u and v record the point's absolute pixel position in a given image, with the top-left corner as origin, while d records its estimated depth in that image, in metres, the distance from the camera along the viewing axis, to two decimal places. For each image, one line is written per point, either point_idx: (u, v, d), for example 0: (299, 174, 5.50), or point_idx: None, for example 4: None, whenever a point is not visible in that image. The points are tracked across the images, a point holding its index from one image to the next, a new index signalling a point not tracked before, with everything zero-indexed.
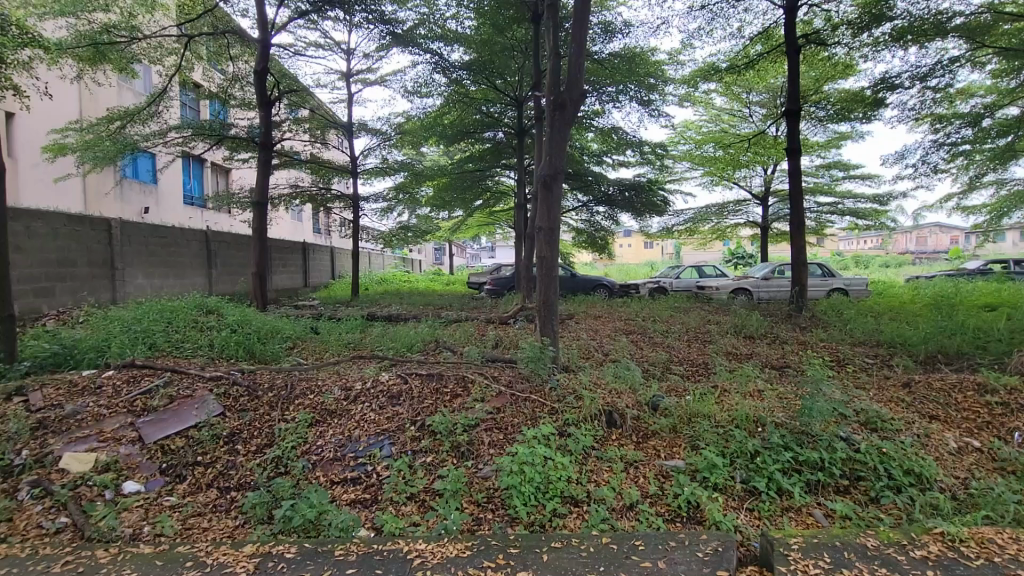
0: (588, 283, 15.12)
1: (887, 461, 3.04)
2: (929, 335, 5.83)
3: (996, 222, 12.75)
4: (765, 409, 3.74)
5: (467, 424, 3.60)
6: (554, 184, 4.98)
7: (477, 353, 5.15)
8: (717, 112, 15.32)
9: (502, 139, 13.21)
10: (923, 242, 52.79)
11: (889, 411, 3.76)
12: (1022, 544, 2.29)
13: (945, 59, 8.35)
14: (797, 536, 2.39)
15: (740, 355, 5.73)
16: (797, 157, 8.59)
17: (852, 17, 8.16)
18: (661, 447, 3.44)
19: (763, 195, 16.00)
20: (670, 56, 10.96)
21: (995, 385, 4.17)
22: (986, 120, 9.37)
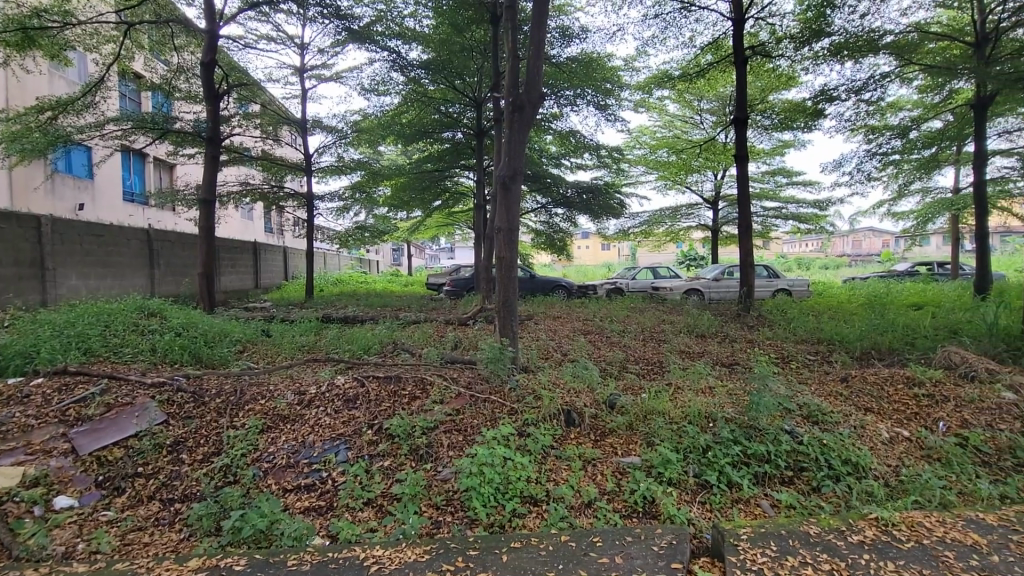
0: (547, 284, 15.26)
1: (827, 452, 3.21)
2: (864, 333, 6.21)
3: (922, 227, 13.72)
4: (716, 405, 3.88)
5: (426, 426, 3.57)
6: (512, 184, 4.99)
7: (436, 355, 5.10)
8: (670, 118, 15.80)
9: (461, 139, 13.16)
10: (859, 245, 56.20)
11: (830, 404, 3.97)
12: (947, 526, 2.48)
13: (877, 74, 8.91)
14: (745, 527, 2.50)
15: (693, 353, 5.92)
16: (745, 163, 8.96)
17: (794, 32, 8.59)
18: (618, 444, 3.51)
19: (714, 199, 16.60)
20: (626, 62, 11.21)
21: (922, 378, 4.49)
22: (913, 132, 10.08)
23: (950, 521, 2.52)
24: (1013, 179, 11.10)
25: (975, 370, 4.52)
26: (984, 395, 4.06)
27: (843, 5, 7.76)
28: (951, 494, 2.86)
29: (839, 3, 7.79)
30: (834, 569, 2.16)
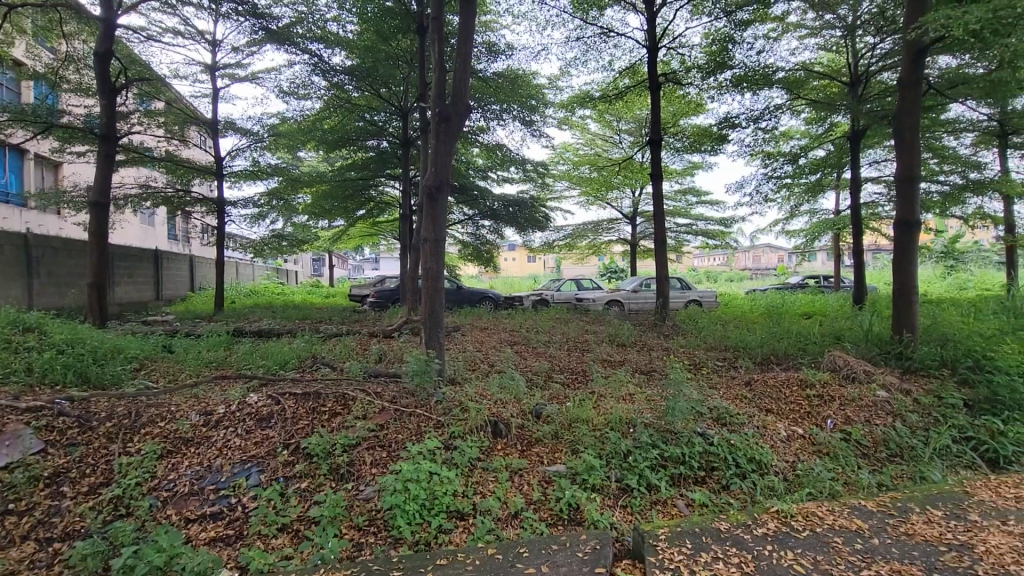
0: (474, 295, 15.26)
1: (735, 451, 3.46)
2: (764, 340, 6.77)
3: (810, 244, 15.24)
4: (635, 411, 4.05)
5: (347, 443, 3.42)
6: (439, 195, 4.97)
7: (359, 369, 4.93)
8: (591, 137, 16.49)
9: (386, 148, 12.90)
10: (758, 260, 61.42)
11: (736, 407, 4.28)
12: (836, 514, 2.74)
13: (772, 105, 9.85)
14: (664, 527, 2.62)
15: (614, 362, 6.16)
16: (660, 182, 9.52)
17: (701, 62, 9.31)
18: (544, 453, 3.56)
19: (632, 215, 17.47)
20: (550, 81, 11.58)
21: (813, 380, 4.96)
22: (802, 159, 11.23)
23: (838, 509, 2.80)
24: (880, 203, 12.67)
25: (855, 372, 5.06)
26: (862, 394, 4.57)
27: (742, 42, 8.54)
28: (838, 485, 3.18)
29: (740, 39, 8.55)
30: (742, 562, 2.31)
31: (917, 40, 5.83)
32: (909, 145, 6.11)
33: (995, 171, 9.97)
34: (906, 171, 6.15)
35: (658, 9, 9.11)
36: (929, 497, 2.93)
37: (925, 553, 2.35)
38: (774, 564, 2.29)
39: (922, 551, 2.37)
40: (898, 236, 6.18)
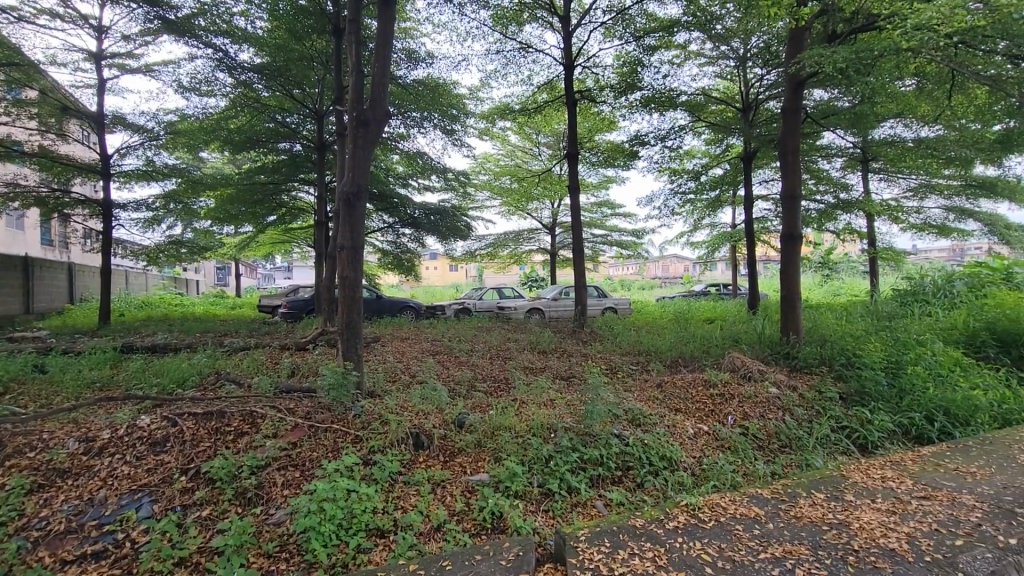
0: (394, 305, 14.90)
1: (648, 450, 3.65)
2: (673, 344, 7.22)
3: (711, 255, 16.51)
4: (556, 417, 4.14)
5: (256, 465, 3.19)
6: (357, 202, 4.81)
7: (269, 384, 4.62)
8: (511, 148, 16.80)
9: (299, 152, 12.30)
10: (668, 270, 65.46)
11: (648, 408, 4.51)
12: (736, 503, 2.97)
13: (677, 126, 10.59)
14: (584, 528, 2.70)
15: (535, 369, 6.27)
16: (577, 194, 9.86)
17: (613, 82, 9.83)
18: (467, 463, 3.55)
19: (551, 225, 17.96)
20: (470, 91, 11.66)
21: (716, 380, 5.35)
22: (703, 177, 12.18)
23: (739, 499, 3.03)
24: (769, 218, 14.02)
25: (751, 371, 5.53)
26: (757, 391, 4.99)
27: (650, 65, 9.12)
28: (738, 477, 3.44)
29: (647, 63, 9.12)
30: (656, 555, 2.43)
31: (796, 74, 6.53)
32: (792, 167, 6.82)
33: (860, 192, 11.38)
34: (790, 190, 6.85)
35: (573, 29, 9.50)
36: (813, 482, 3.27)
37: (811, 533, 2.61)
38: (684, 555, 2.43)
39: (809, 531, 2.62)
40: (784, 247, 6.85)
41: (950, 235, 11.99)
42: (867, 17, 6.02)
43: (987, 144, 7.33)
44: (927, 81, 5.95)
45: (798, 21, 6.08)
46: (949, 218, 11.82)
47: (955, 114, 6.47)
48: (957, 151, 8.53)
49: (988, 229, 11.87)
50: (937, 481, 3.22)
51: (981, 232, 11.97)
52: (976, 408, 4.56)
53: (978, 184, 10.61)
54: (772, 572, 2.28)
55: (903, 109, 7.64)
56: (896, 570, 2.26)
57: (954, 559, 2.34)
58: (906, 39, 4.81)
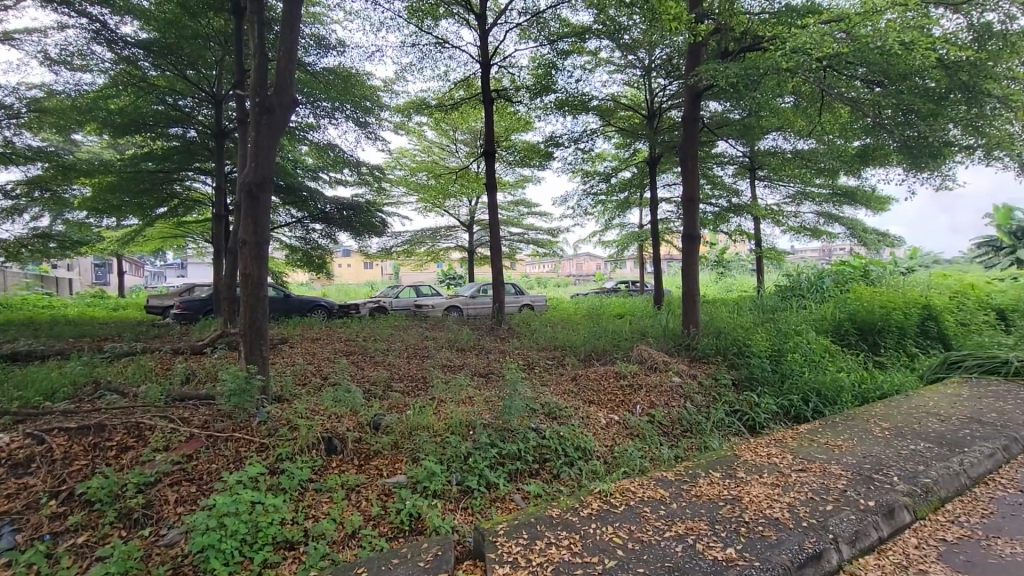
0: (304, 304, 14.13)
1: (564, 442, 3.78)
2: (587, 339, 7.52)
3: (621, 253, 17.38)
4: (474, 413, 4.16)
5: (144, 482, 2.90)
6: (260, 193, 4.51)
7: (158, 393, 4.20)
8: (427, 144, 16.57)
9: (194, 138, 11.28)
10: (581, 267, 67.99)
11: (563, 401, 4.67)
12: (645, 487, 3.17)
13: (588, 129, 11.00)
14: (502, 523, 2.75)
15: (453, 367, 6.25)
16: (494, 192, 9.93)
17: (528, 83, 10.00)
18: (382, 465, 3.46)
19: (469, 223, 17.93)
20: (384, 83, 11.32)
21: (626, 372, 5.65)
22: (614, 179, 12.78)
23: (646, 482, 3.24)
24: (672, 220, 15.01)
25: (657, 362, 5.90)
26: (662, 381, 5.35)
27: (563, 69, 9.38)
28: (645, 462, 3.67)
29: (561, 66, 9.36)
30: (571, 543, 2.53)
31: (695, 85, 7.05)
32: (692, 172, 7.35)
33: (749, 197, 12.52)
34: (690, 193, 7.39)
35: (489, 28, 9.54)
36: (711, 463, 3.56)
37: (709, 509, 2.84)
38: (597, 540, 2.55)
39: (707, 507, 2.86)
40: (685, 246, 7.37)
41: (822, 237, 13.53)
42: (754, 37, 6.63)
43: (849, 158, 8.38)
44: (802, 99, 6.67)
45: (696, 37, 6.55)
46: (820, 222, 13.34)
47: (824, 130, 7.32)
48: (826, 163, 9.65)
49: (850, 232, 13.55)
50: (812, 454, 3.64)
51: (845, 234, 13.64)
52: (842, 388, 5.21)
53: (842, 192, 12.07)
54: (675, 548, 2.46)
55: (783, 123, 8.51)
56: (780, 536, 2.52)
57: (825, 522, 2.66)
58: (785, 60, 5.36)
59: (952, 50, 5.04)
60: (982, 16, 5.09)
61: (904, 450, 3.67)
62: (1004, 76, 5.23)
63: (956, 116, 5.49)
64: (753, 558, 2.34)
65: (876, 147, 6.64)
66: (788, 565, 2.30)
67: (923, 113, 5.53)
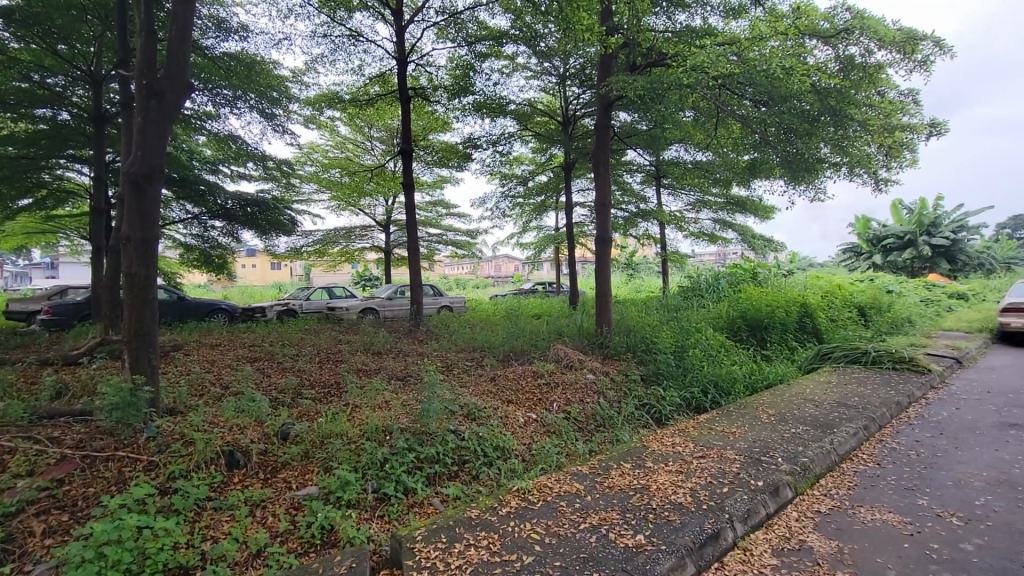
0: (201, 308, 13.00)
1: (483, 443, 3.79)
2: (506, 339, 7.60)
3: (538, 255, 17.75)
4: (391, 418, 4.06)
5: (2, 514, 2.52)
6: (148, 185, 4.08)
7: (20, 410, 3.67)
8: (341, 140, 15.93)
9: (66, 121, 9.99)
10: (499, 269, 68.59)
11: (483, 402, 4.68)
12: (561, 482, 3.26)
13: (506, 132, 11.14)
14: (421, 528, 2.71)
15: (369, 371, 6.05)
16: (411, 192, 9.72)
17: (446, 83, 9.93)
18: (292, 478, 3.28)
19: (385, 222, 17.44)
20: (293, 73, 10.71)
21: (543, 371, 5.79)
22: (530, 182, 13.04)
23: (562, 477, 3.34)
24: (586, 223, 15.59)
25: (573, 360, 6.10)
26: (577, 378, 5.54)
27: (481, 71, 9.42)
28: (562, 458, 3.78)
29: (479, 68, 9.40)
30: (490, 542, 2.55)
31: (606, 95, 7.38)
32: (604, 178, 7.68)
33: (655, 203, 13.32)
34: (602, 198, 7.72)
35: (406, 24, 9.36)
36: (622, 455, 3.74)
37: (621, 499, 2.99)
38: (515, 538, 2.59)
39: (619, 498, 3.01)
40: (598, 249, 7.69)
41: (718, 242, 14.71)
42: (659, 53, 7.08)
43: (740, 170, 9.19)
44: (701, 114, 7.21)
45: (607, 48, 6.87)
46: (717, 228, 14.49)
47: (720, 144, 7.97)
48: (721, 174, 10.51)
49: (742, 238, 14.85)
50: (711, 442, 3.95)
51: (737, 240, 14.94)
52: (735, 379, 5.72)
53: (735, 202, 13.18)
54: (590, 539, 2.56)
55: (685, 136, 9.16)
56: (683, 519, 2.71)
57: (722, 503, 2.90)
58: (686, 76, 5.77)
59: (823, 77, 5.67)
60: (846, 49, 5.76)
61: (786, 433, 4.10)
62: (864, 103, 5.96)
63: (827, 136, 6.19)
64: (659, 542, 2.49)
65: (763, 161, 7.35)
66: (690, 546, 2.48)
67: (800, 132, 6.19)
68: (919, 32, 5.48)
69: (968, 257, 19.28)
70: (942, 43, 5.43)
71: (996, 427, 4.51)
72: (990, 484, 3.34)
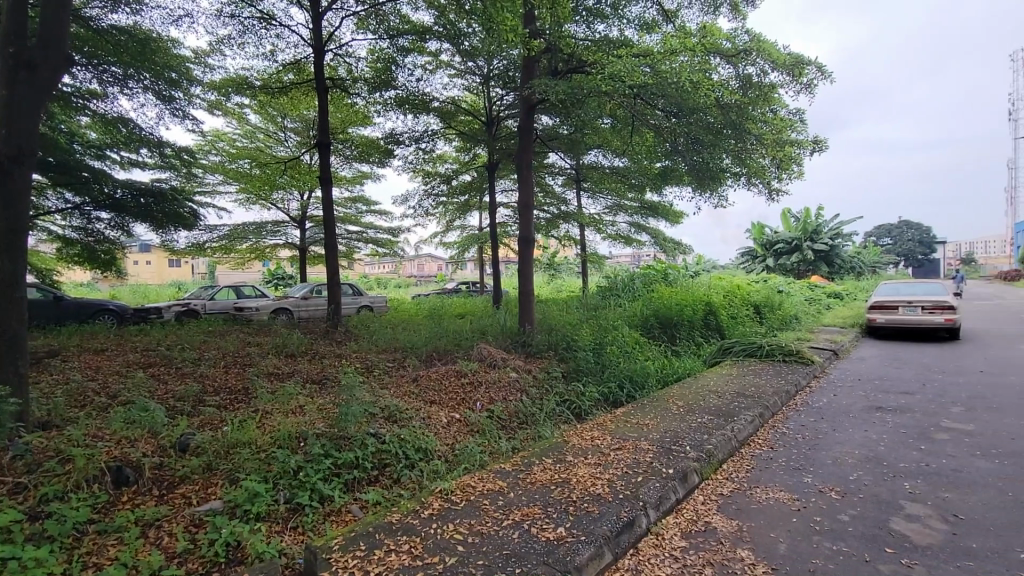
0: (85, 308, 11.63)
1: (404, 445, 3.71)
2: (428, 339, 7.50)
3: (461, 254, 17.69)
4: (305, 423, 3.86)
5: None
6: (16, 168, 3.58)
7: None
8: (250, 129, 14.91)
9: None
10: (422, 268, 67.57)
11: (404, 403, 4.59)
12: (484, 481, 3.27)
13: (429, 130, 10.98)
14: (338, 537, 2.60)
15: (281, 374, 5.71)
16: (328, 187, 9.28)
17: (367, 76, 9.61)
18: (192, 492, 3.02)
19: (300, 218, 16.55)
20: (194, 54, 9.86)
21: (466, 370, 5.77)
22: (454, 181, 12.96)
23: (485, 475, 3.36)
24: (510, 224, 15.74)
25: (496, 359, 6.15)
26: (500, 376, 5.59)
27: (403, 65, 9.21)
28: (485, 456, 3.80)
29: (401, 62, 9.18)
30: (412, 546, 2.50)
31: (529, 98, 7.50)
32: (527, 179, 7.80)
33: (575, 206, 13.74)
34: (525, 199, 7.84)
35: (323, 11, 8.93)
36: (544, 450, 3.83)
37: (543, 494, 3.05)
38: (438, 540, 2.57)
39: (541, 493, 3.07)
40: (521, 249, 7.80)
41: (633, 244, 15.46)
42: (579, 60, 7.31)
43: (653, 176, 9.72)
44: (618, 121, 7.54)
45: (530, 51, 6.98)
46: (632, 230, 15.22)
47: (635, 151, 8.37)
48: (636, 180, 11.06)
49: (654, 241, 15.71)
50: (626, 434, 4.14)
51: (650, 242, 15.79)
52: (649, 374, 6.06)
53: (648, 206, 13.92)
54: (513, 535, 2.59)
55: (603, 142, 9.53)
56: (601, 510, 2.82)
57: (637, 492, 3.05)
58: (604, 83, 6.00)
59: (725, 93, 6.13)
60: (745, 68, 6.24)
61: (693, 423, 4.40)
62: (760, 119, 6.50)
63: (729, 148, 6.70)
64: (579, 534, 2.58)
65: (673, 169, 7.82)
66: (608, 535, 2.58)
67: (706, 143, 6.66)
68: (805, 57, 6.08)
69: (843, 261, 21.76)
70: (824, 68, 6.06)
71: (865, 410, 5.13)
72: (861, 461, 3.79)
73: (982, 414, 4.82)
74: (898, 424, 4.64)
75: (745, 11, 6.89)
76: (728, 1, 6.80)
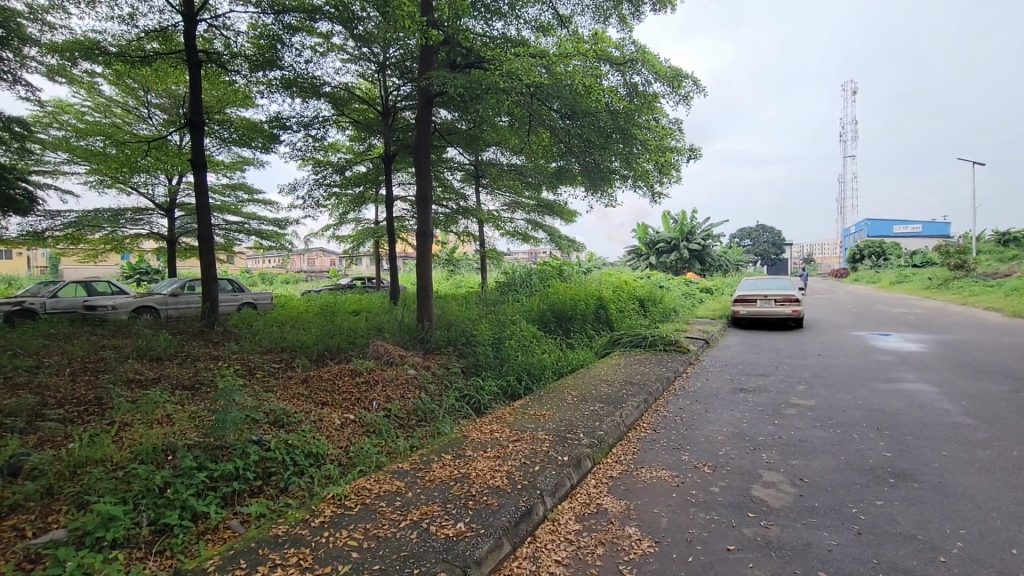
0: None
1: (292, 451, 3.48)
2: (319, 338, 7.08)
3: (355, 248, 16.95)
4: (175, 434, 3.48)
5: None
6: None
7: None
8: (103, 102, 13.03)
9: None
10: (312, 262, 63.68)
11: (292, 406, 4.30)
12: (380, 483, 3.16)
13: (320, 116, 10.33)
14: (213, 558, 2.38)
15: (145, 380, 5.08)
16: (202, 171, 8.32)
17: (248, 52, 8.81)
18: (28, 523, 2.58)
19: (168, 205, 14.75)
20: (28, 9, 8.34)
21: (361, 368, 5.54)
22: (347, 171, 12.38)
23: (382, 477, 3.26)
24: (407, 218, 15.36)
25: (393, 356, 5.97)
26: (398, 374, 5.45)
27: (290, 45, 8.54)
28: (382, 457, 3.69)
29: (288, 41, 8.50)
30: (301, 559, 2.36)
31: (426, 89, 7.36)
32: (425, 173, 7.67)
33: (474, 202, 13.77)
34: (424, 194, 7.69)
35: None
36: (443, 446, 3.81)
37: (441, 491, 3.03)
38: (330, 549, 2.44)
39: (439, 490, 3.04)
40: (420, 244, 7.65)
41: (530, 241, 15.84)
42: (476, 56, 7.32)
43: (549, 176, 9.98)
44: (516, 120, 7.66)
45: (428, 41, 6.85)
46: (529, 227, 15.60)
47: (534, 152, 8.57)
48: (533, 178, 11.32)
49: (550, 239, 16.26)
50: (524, 425, 4.25)
51: (546, 240, 16.28)
52: (545, 366, 6.28)
53: (543, 204, 14.35)
54: (410, 536, 2.54)
55: (501, 139, 9.65)
56: (500, 502, 2.87)
57: (534, 481, 3.14)
58: (503, 80, 6.06)
59: (615, 99, 6.46)
60: (631, 77, 6.58)
61: (586, 411, 4.63)
62: (646, 126, 6.91)
63: (618, 151, 7.11)
64: (478, 527, 2.60)
65: (568, 169, 8.14)
66: (507, 526, 2.64)
67: (597, 145, 7.00)
68: (683, 71, 6.64)
69: (713, 259, 24.15)
70: (698, 83, 6.66)
71: (732, 392, 5.75)
72: (728, 437, 4.24)
73: (820, 391, 5.63)
74: (757, 403, 5.26)
75: (631, 24, 7.36)
76: (616, 13, 7.22)
